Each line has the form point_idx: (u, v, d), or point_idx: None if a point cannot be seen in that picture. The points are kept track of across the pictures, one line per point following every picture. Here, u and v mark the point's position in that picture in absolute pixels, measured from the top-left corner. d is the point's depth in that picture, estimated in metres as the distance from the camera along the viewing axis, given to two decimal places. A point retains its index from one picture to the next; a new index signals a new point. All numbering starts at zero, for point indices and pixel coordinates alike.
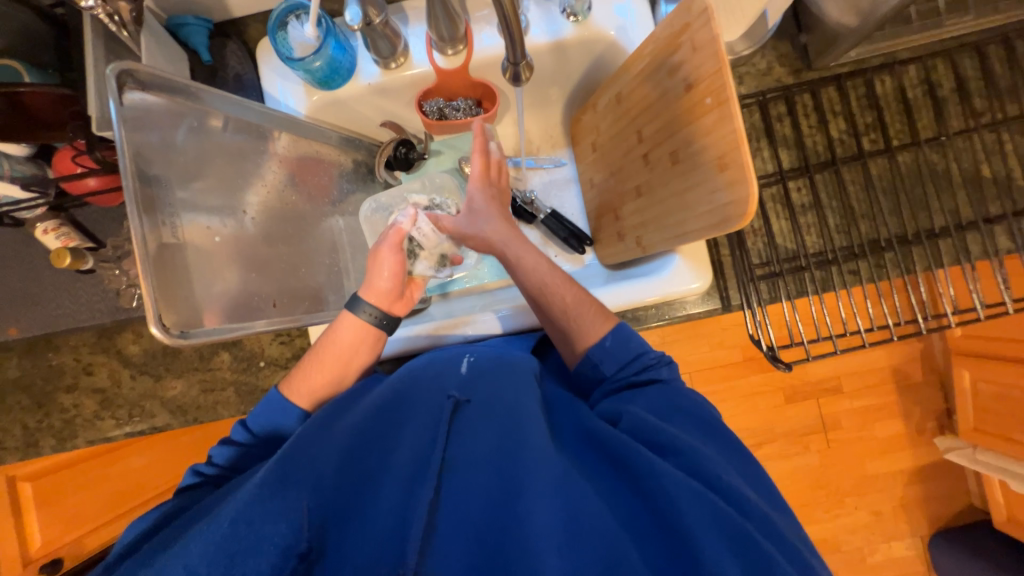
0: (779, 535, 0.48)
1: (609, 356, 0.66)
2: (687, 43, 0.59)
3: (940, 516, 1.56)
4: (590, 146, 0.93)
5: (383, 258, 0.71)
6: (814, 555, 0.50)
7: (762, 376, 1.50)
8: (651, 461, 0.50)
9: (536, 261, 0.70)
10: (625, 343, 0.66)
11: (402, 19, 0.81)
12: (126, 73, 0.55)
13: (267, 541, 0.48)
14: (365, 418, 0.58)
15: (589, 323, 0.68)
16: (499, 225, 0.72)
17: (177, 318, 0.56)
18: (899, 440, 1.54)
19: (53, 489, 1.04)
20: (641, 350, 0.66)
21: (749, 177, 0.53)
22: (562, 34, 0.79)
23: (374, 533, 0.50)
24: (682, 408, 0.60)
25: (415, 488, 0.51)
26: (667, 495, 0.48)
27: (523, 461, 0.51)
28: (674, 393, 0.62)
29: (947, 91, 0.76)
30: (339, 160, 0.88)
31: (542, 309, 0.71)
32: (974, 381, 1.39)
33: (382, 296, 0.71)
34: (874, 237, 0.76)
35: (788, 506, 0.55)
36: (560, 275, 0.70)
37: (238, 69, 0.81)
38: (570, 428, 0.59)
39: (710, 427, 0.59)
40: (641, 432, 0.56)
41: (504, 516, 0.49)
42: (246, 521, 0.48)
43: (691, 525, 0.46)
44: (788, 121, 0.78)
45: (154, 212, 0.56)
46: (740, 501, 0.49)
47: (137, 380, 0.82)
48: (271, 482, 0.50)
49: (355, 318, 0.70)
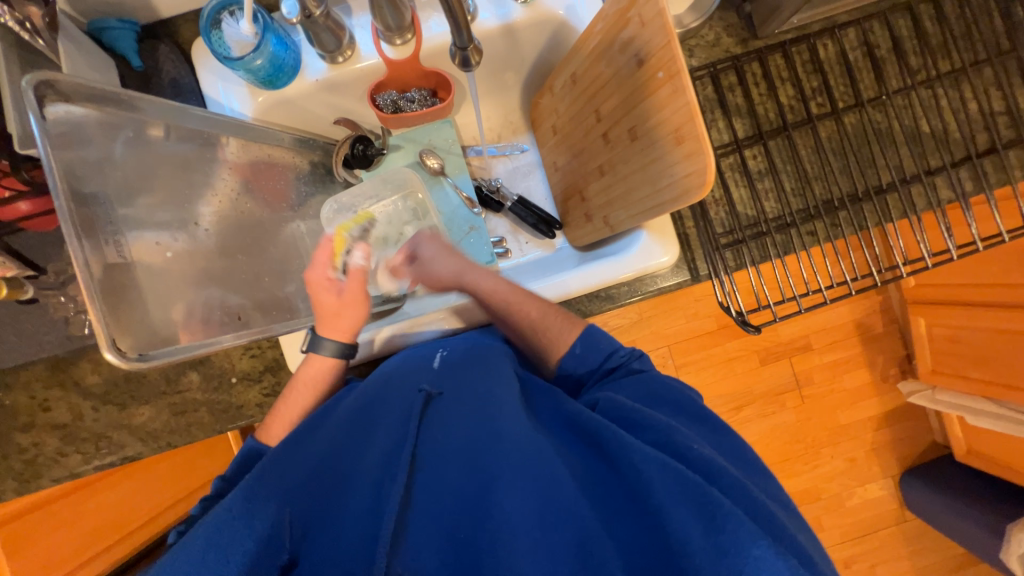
0: (751, 499, 0.47)
1: (581, 361, 0.69)
2: (634, 18, 0.59)
3: (907, 455, 1.67)
4: (551, 129, 0.92)
5: (321, 283, 0.72)
6: (786, 517, 0.51)
7: (736, 341, 1.55)
8: (621, 437, 0.50)
9: (496, 284, 0.75)
10: (592, 343, 0.69)
11: (345, 10, 0.78)
12: (45, 84, 0.51)
13: (237, 560, 0.46)
14: (338, 429, 0.59)
15: (559, 340, 0.70)
16: (451, 261, 0.78)
17: (134, 341, 0.54)
18: (866, 389, 1.63)
19: (28, 533, 0.96)
20: (612, 347, 0.69)
21: (705, 147, 0.54)
22: (511, 16, 0.78)
23: (342, 537, 0.48)
24: (657, 393, 0.62)
25: (384, 489, 0.49)
26: (637, 470, 0.48)
27: (493, 450, 0.51)
28: (651, 380, 0.64)
29: (885, 52, 0.79)
30: (293, 162, 0.85)
31: (511, 327, 0.73)
32: (929, 327, 1.48)
33: (349, 335, 0.72)
34: (828, 198, 0.79)
35: (759, 469, 0.57)
36: (519, 293, 0.73)
37: (174, 73, 0.77)
38: (546, 417, 0.59)
39: (685, 408, 0.60)
40: (617, 412, 0.57)
41: (475, 509, 0.48)
42: (215, 544, 0.47)
43: (662, 497, 0.46)
44: (740, 91, 0.80)
45: (95, 232, 0.53)
46: (710, 470, 0.49)
47: (100, 412, 0.78)
48: (243, 495, 0.51)
49: (319, 357, 0.71)
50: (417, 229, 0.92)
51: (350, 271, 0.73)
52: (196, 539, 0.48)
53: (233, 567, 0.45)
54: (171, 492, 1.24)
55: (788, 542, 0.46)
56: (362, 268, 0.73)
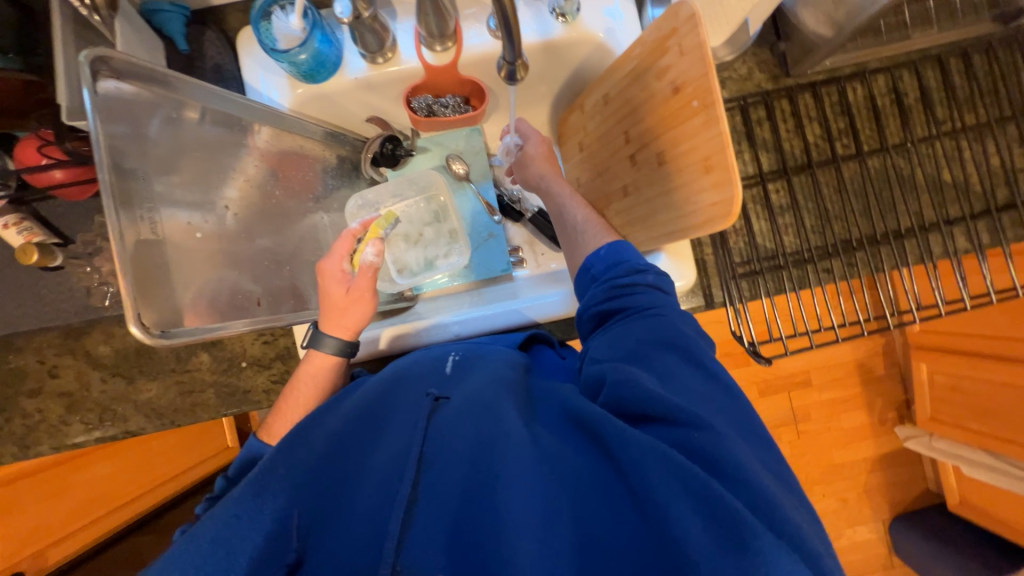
0: (756, 494, 0.45)
1: (600, 261, 0.66)
2: (674, 47, 0.60)
3: (899, 501, 1.66)
4: (577, 146, 0.94)
5: (334, 272, 0.72)
6: (795, 504, 0.47)
7: (737, 370, 1.56)
8: (622, 432, 0.48)
9: (561, 188, 0.81)
10: (619, 254, 0.65)
11: (390, 14, 0.80)
12: (101, 60, 0.52)
13: (243, 555, 0.48)
14: (343, 425, 0.57)
15: (595, 241, 0.71)
16: (533, 159, 0.86)
17: (157, 318, 0.54)
18: (864, 430, 1.63)
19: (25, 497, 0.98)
20: (636, 261, 0.64)
21: (733, 178, 0.55)
22: (551, 34, 0.80)
23: (351, 536, 0.48)
24: (668, 339, 0.57)
25: (392, 491, 0.50)
26: (637, 467, 0.46)
27: (498, 447, 0.50)
28: (661, 325, 0.58)
29: (913, 100, 0.81)
30: (322, 155, 0.86)
31: (562, 227, 0.80)
32: (931, 374, 1.48)
33: (349, 331, 0.72)
34: (846, 238, 0.80)
35: (765, 441, 0.53)
36: (578, 201, 0.79)
37: (218, 58, 0.79)
38: (552, 410, 0.57)
39: (697, 361, 0.56)
40: (621, 391, 0.52)
41: (482, 508, 0.47)
42: (225, 538, 0.49)
43: (661, 492, 0.45)
44: (768, 125, 0.81)
45: (132, 206, 0.54)
46: (712, 456, 0.47)
47: (107, 383, 0.79)
48: (251, 490, 0.51)
49: (320, 353, 0.71)
50: (436, 231, 0.95)
51: (360, 266, 0.71)
52: (209, 524, 0.50)
53: (240, 564, 0.48)
54: (157, 472, 1.24)
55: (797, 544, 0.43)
56: (373, 264, 0.71)
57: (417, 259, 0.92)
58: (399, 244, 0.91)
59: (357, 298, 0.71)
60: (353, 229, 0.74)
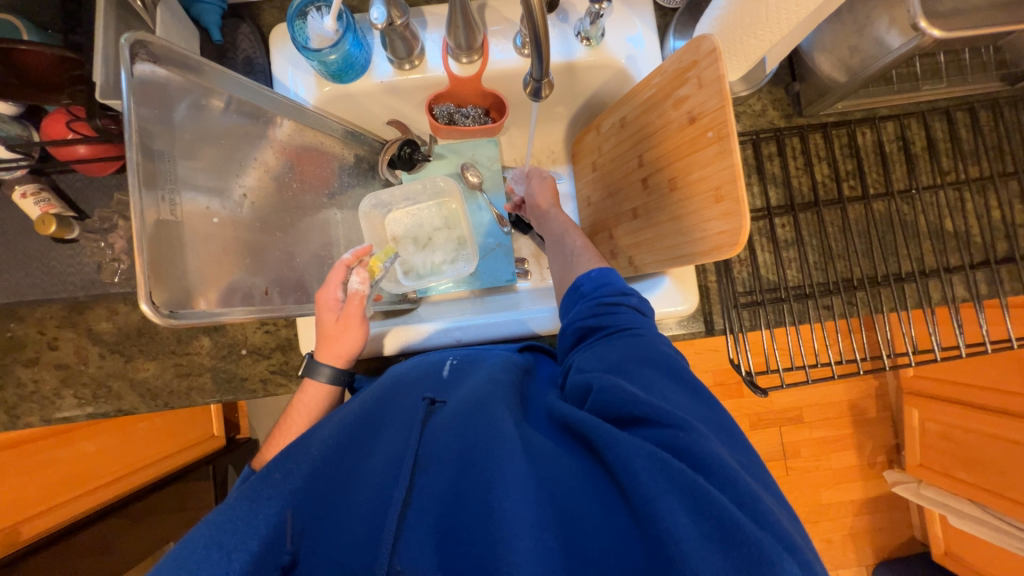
0: (746, 493, 0.44)
1: (590, 278, 0.68)
2: (693, 79, 0.62)
3: (884, 546, 1.65)
4: (590, 165, 0.96)
5: (327, 301, 0.71)
6: (776, 504, 0.46)
7: (729, 401, 1.57)
8: (605, 432, 0.48)
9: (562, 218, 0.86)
10: (607, 277, 0.68)
11: (421, 23, 0.83)
12: (140, 44, 0.53)
13: (238, 557, 0.46)
14: (339, 430, 0.57)
15: (585, 266, 0.74)
16: (540, 192, 0.91)
17: (167, 297, 0.54)
18: (853, 471, 1.62)
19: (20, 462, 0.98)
20: (623, 287, 0.66)
21: (742, 211, 0.57)
22: (573, 56, 0.83)
23: (349, 537, 0.48)
24: (647, 355, 0.57)
25: (388, 493, 0.49)
26: (623, 463, 0.45)
27: (490, 448, 0.50)
28: (644, 343, 0.58)
29: (919, 149, 0.83)
30: (340, 153, 0.88)
31: (557, 249, 0.83)
32: (923, 420, 1.49)
33: (342, 359, 0.72)
34: (848, 276, 0.82)
35: (745, 446, 0.52)
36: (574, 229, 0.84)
37: (249, 52, 0.82)
38: (542, 415, 0.58)
39: (677, 374, 0.55)
40: (607, 399, 0.51)
41: (475, 509, 0.47)
42: (219, 545, 0.47)
43: (647, 488, 0.43)
44: (778, 161, 0.83)
45: (155, 186, 0.55)
46: (695, 454, 0.46)
47: (105, 359, 0.79)
48: (247, 495, 0.51)
49: (316, 381, 0.71)
50: (446, 237, 0.97)
51: (350, 295, 0.71)
52: (204, 530, 0.49)
53: (234, 566, 0.46)
54: (133, 459, 1.25)
55: (793, 547, 0.42)
56: (361, 292, 0.72)
57: (423, 263, 0.95)
58: (407, 247, 0.95)
59: (354, 323, 0.71)
60: (346, 258, 0.73)
